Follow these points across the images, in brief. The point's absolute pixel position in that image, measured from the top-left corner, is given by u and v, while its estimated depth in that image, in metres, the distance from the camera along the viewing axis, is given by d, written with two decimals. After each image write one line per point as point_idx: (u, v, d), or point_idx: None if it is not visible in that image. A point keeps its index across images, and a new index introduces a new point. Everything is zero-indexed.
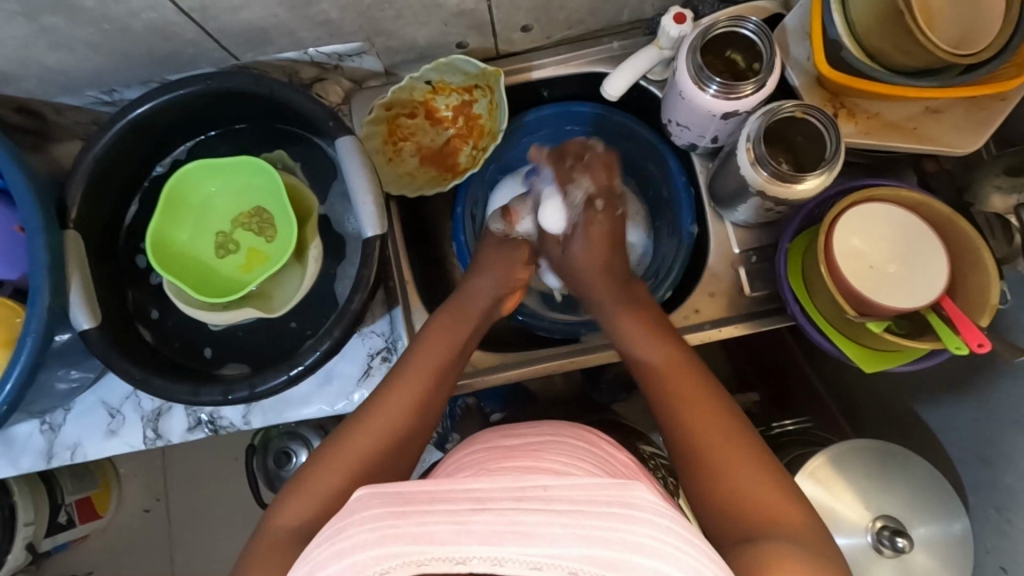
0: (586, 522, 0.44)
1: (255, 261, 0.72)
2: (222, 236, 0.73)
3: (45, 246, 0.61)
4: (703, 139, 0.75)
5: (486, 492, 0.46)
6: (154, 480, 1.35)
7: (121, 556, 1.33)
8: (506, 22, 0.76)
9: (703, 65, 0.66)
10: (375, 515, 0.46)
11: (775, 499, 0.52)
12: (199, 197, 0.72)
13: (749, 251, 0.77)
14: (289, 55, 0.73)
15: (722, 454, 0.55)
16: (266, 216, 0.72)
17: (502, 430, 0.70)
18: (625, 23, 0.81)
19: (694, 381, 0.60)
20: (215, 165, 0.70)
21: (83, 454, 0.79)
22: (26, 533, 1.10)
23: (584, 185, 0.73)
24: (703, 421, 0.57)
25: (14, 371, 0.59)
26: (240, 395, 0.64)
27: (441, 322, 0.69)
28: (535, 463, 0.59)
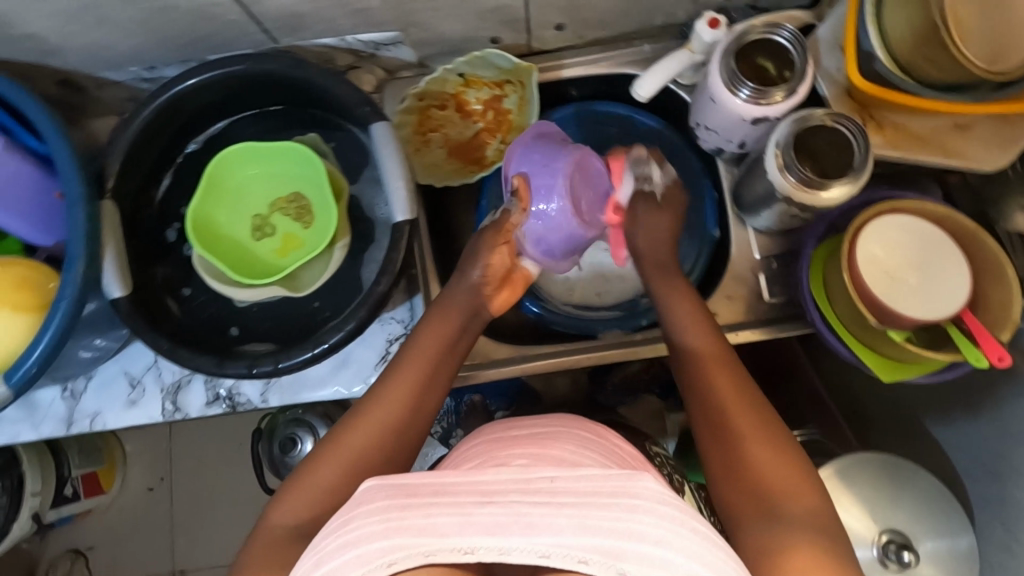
0: (590, 513, 0.44)
1: (291, 246, 0.74)
2: (259, 219, 0.74)
3: (84, 214, 0.62)
4: (730, 144, 0.76)
5: (492, 486, 0.47)
6: (158, 460, 1.37)
7: (123, 533, 1.35)
8: (539, 19, 0.77)
9: (735, 72, 0.67)
10: (383, 507, 0.46)
11: (802, 488, 0.53)
12: (241, 179, 0.74)
13: (769, 257, 0.79)
14: (326, 41, 0.75)
15: (756, 444, 0.56)
16: (304, 203, 0.73)
17: (505, 423, 0.71)
18: (656, 26, 0.82)
19: (729, 367, 0.61)
20: (259, 150, 0.72)
21: (102, 423, 0.81)
22: (33, 503, 1.12)
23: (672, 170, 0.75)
24: (740, 404, 0.58)
25: (44, 337, 0.60)
26: (265, 370, 0.65)
27: (433, 324, 0.66)
28: (546, 451, 0.61)
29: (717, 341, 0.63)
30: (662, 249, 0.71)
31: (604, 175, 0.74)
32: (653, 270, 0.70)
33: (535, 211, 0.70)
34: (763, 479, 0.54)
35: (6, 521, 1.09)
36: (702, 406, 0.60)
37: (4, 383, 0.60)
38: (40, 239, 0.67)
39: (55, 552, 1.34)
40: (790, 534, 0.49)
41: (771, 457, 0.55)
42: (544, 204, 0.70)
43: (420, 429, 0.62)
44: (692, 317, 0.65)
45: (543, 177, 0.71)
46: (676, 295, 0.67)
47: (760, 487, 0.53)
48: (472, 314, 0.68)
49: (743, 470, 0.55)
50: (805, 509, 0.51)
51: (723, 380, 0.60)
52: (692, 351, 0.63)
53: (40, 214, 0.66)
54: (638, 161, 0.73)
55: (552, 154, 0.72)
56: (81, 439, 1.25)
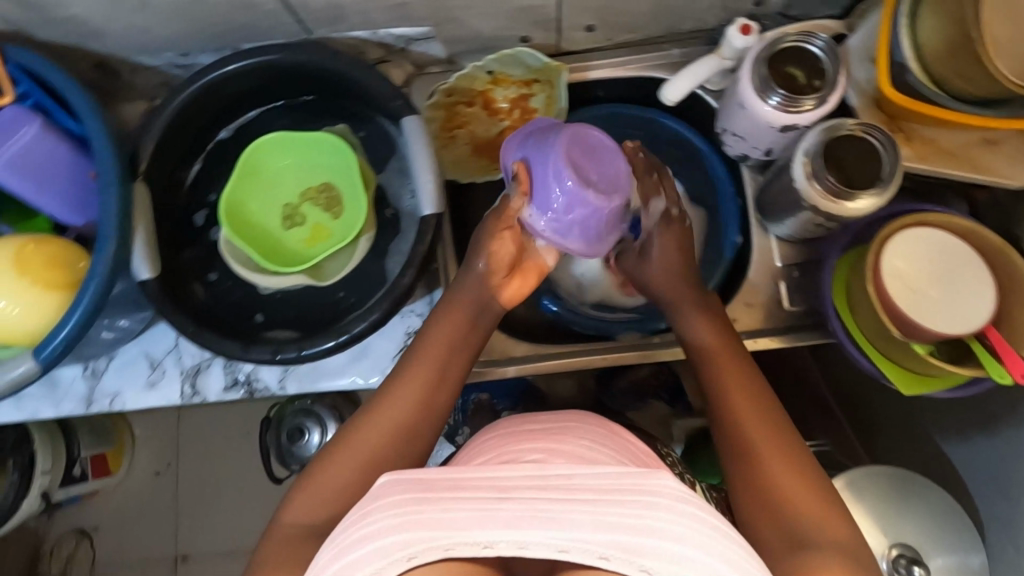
0: (608, 511, 0.44)
1: (319, 236, 0.74)
2: (289, 209, 0.75)
3: (117, 196, 0.63)
4: (756, 151, 0.76)
5: (511, 482, 0.47)
6: (166, 444, 1.38)
7: (129, 515, 1.36)
8: (571, 20, 0.77)
9: (766, 78, 0.67)
10: (399, 501, 0.47)
11: (826, 514, 0.54)
12: (274, 168, 0.75)
13: (791, 266, 0.79)
14: (359, 34, 0.75)
15: (777, 468, 0.56)
16: (334, 193, 0.75)
17: (522, 417, 0.72)
18: (686, 31, 0.82)
19: (753, 388, 0.62)
20: (294, 139, 0.73)
21: (121, 404, 0.81)
22: (42, 481, 1.14)
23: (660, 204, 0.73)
24: (762, 428, 0.59)
25: (73, 315, 0.61)
26: (288, 356, 0.66)
27: (445, 321, 0.66)
28: (562, 446, 0.61)
29: (741, 361, 0.64)
30: (680, 264, 0.71)
31: (609, 152, 0.69)
32: (675, 285, 0.70)
33: (537, 197, 0.66)
34: (786, 502, 0.55)
35: (15, 498, 1.10)
36: (722, 426, 0.61)
37: (34, 359, 0.61)
38: (70, 220, 0.67)
39: (61, 531, 1.35)
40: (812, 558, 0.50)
41: (793, 480, 0.56)
42: (545, 190, 0.66)
43: (432, 430, 0.62)
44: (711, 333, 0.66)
45: (539, 164, 0.67)
46: (698, 313, 0.68)
47: (781, 511, 0.54)
48: (482, 308, 0.66)
49: (765, 493, 0.56)
50: (827, 535, 0.52)
51: (746, 402, 0.61)
52: (716, 371, 0.63)
53: (75, 192, 0.66)
54: (648, 193, 0.73)
55: (545, 137, 0.68)
56: (92, 420, 1.27)
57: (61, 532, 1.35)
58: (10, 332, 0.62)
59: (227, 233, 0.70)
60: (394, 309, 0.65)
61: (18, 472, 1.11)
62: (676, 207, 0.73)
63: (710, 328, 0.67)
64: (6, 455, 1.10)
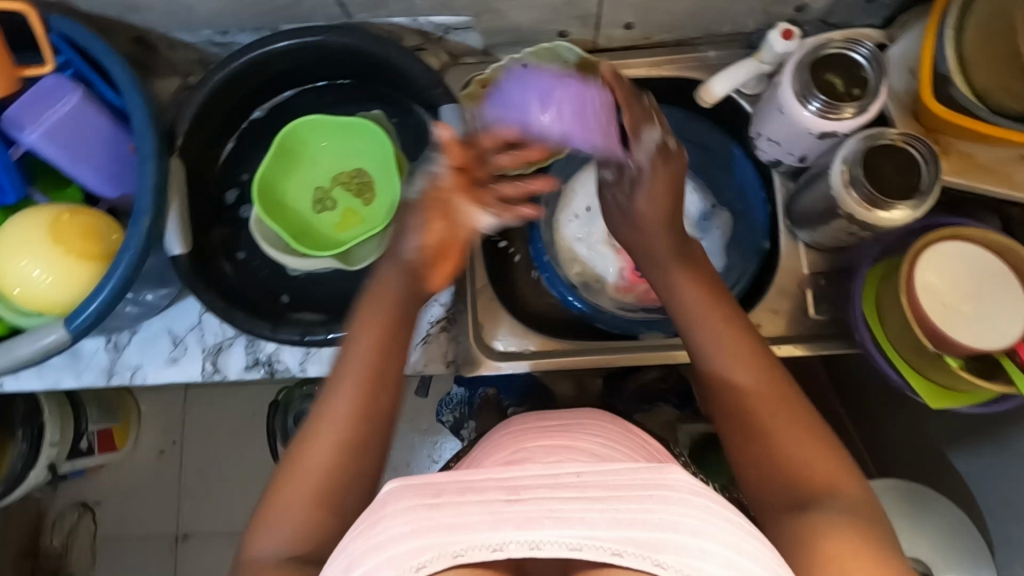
0: (621, 508, 0.44)
1: (351, 221, 0.74)
2: (321, 193, 0.75)
3: (153, 169, 0.63)
4: (791, 157, 0.76)
5: (521, 480, 0.46)
6: (171, 423, 1.38)
7: (131, 491, 1.36)
8: (610, 16, 0.77)
9: (807, 83, 0.67)
10: (411, 507, 0.45)
11: (836, 473, 0.53)
12: (305, 149, 0.75)
13: (818, 274, 0.79)
14: (399, 20, 0.75)
15: (781, 431, 0.56)
16: (366, 179, 0.75)
17: (533, 416, 0.74)
18: (724, 33, 0.82)
19: (749, 350, 0.60)
20: (333, 124, 0.73)
21: (142, 377, 0.82)
22: (49, 453, 1.15)
23: (651, 134, 0.64)
24: (761, 392, 0.58)
25: (103, 289, 0.61)
26: (316, 338, 0.66)
27: (370, 317, 0.59)
28: (574, 443, 0.62)
29: (741, 331, 0.61)
30: (668, 209, 0.65)
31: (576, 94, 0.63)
32: (661, 243, 0.66)
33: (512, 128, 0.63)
34: (801, 470, 0.54)
35: (22, 468, 1.11)
36: (719, 393, 0.60)
37: (65, 327, 0.61)
38: (104, 192, 0.67)
39: (64, 503, 1.36)
40: (834, 523, 0.49)
41: (808, 449, 0.55)
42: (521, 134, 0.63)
43: (384, 432, 0.57)
44: (698, 295, 0.63)
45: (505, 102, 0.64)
46: (684, 273, 0.64)
47: (797, 479, 0.54)
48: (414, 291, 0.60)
49: (776, 466, 0.55)
50: (845, 499, 0.51)
51: (748, 374, 0.59)
52: (708, 336, 0.61)
53: (111, 164, 0.66)
54: (638, 124, 0.64)
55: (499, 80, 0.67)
56: (100, 395, 1.27)
57: (64, 505, 1.36)
58: (41, 300, 0.62)
59: (257, 212, 0.70)
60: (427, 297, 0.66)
61: (27, 443, 1.12)
62: (672, 139, 0.66)
63: (697, 290, 0.63)
64: (16, 425, 1.12)
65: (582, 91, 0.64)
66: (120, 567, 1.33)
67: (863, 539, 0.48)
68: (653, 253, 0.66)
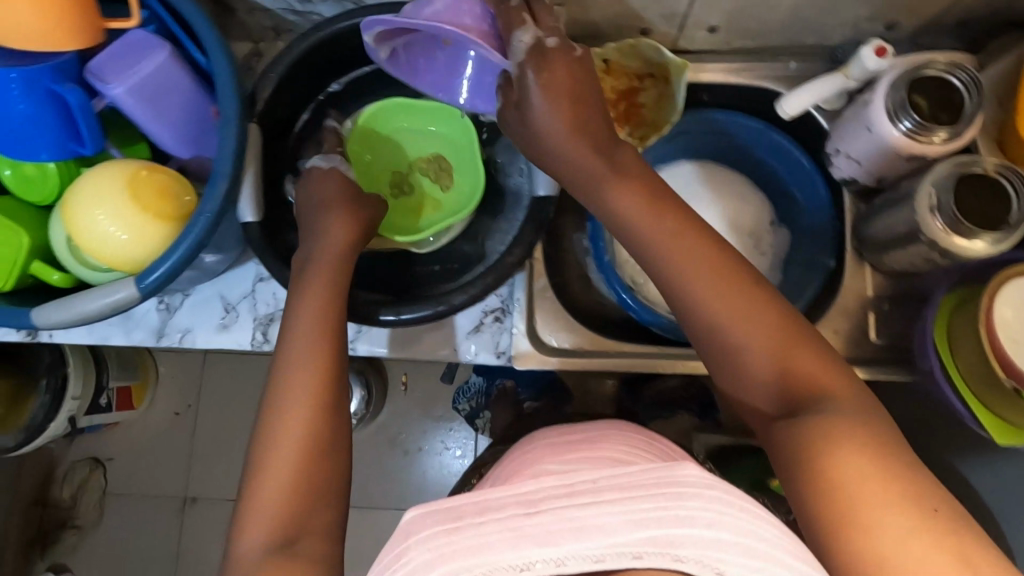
0: (637, 507, 0.42)
1: (426, 205, 0.77)
2: (398, 176, 0.78)
3: (234, 136, 0.62)
4: (868, 176, 0.75)
5: (536, 494, 0.45)
6: (189, 385, 1.38)
7: (143, 450, 1.36)
8: (698, 17, 0.76)
9: (902, 101, 0.66)
10: (430, 534, 0.44)
11: (832, 380, 0.52)
12: (389, 132, 0.79)
13: (882, 298, 0.78)
14: None
15: (766, 352, 0.53)
16: (444, 164, 0.78)
17: (561, 429, 0.73)
18: (807, 45, 0.81)
19: (717, 270, 0.55)
20: (414, 109, 0.78)
21: (191, 341, 0.81)
22: (70, 406, 1.11)
23: (527, 36, 0.59)
24: (736, 314, 0.54)
25: (168, 259, 0.61)
26: (385, 317, 0.65)
27: (313, 287, 0.61)
28: (598, 453, 0.62)
29: (714, 254, 0.56)
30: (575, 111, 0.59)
31: (447, 9, 0.60)
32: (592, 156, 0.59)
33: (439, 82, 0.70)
34: (804, 385, 0.52)
35: (42, 420, 1.07)
36: (694, 326, 0.56)
37: (137, 285, 0.60)
38: (177, 152, 0.67)
39: (75, 458, 1.36)
40: (846, 437, 0.48)
41: (806, 363, 0.53)
42: (451, 71, 0.69)
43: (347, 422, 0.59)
44: (655, 220, 0.57)
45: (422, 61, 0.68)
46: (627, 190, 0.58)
47: (799, 395, 0.52)
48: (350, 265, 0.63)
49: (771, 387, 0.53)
50: (850, 405, 0.50)
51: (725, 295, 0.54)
52: (674, 267, 0.55)
53: (188, 125, 0.66)
54: (510, 26, 0.59)
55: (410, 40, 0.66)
56: (122, 352, 1.27)
57: (74, 459, 1.36)
58: (112, 256, 0.62)
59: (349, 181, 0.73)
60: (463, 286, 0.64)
61: (48, 394, 1.08)
62: (548, 35, 0.59)
63: (649, 212, 0.57)
64: (40, 375, 1.08)
65: (455, 4, 0.60)
66: (130, 526, 1.33)
67: (875, 451, 0.47)
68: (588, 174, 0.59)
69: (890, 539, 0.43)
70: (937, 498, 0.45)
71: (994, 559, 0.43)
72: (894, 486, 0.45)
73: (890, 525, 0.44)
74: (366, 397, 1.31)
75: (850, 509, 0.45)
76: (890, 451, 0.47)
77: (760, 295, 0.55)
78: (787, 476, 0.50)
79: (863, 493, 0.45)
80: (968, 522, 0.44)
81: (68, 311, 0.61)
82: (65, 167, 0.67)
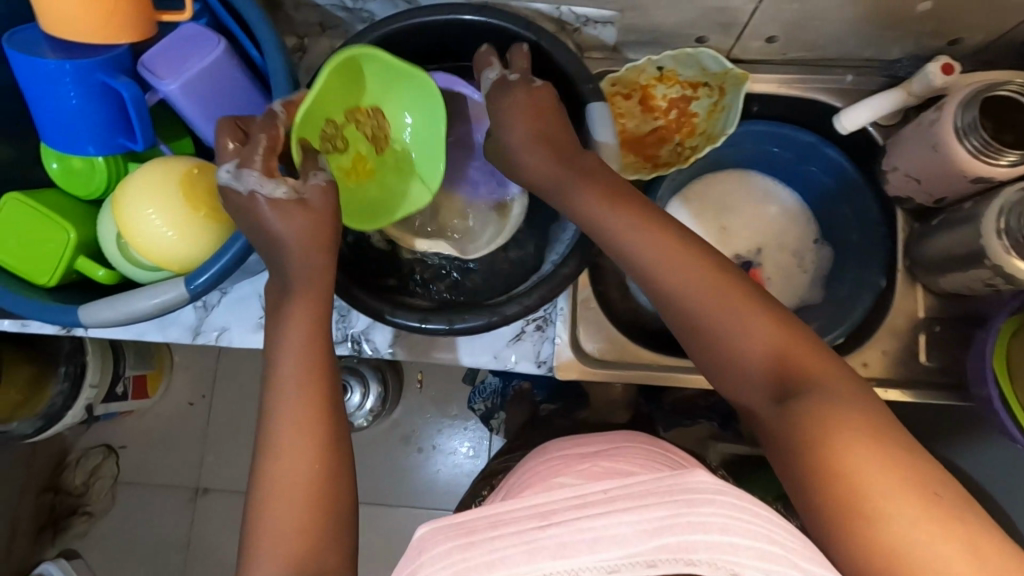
0: (650, 515, 0.40)
1: (361, 167, 0.70)
2: (330, 129, 0.66)
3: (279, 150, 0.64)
4: (924, 195, 0.73)
5: (550, 506, 0.44)
6: (203, 376, 1.33)
7: (156, 441, 1.32)
8: (756, 27, 0.73)
9: (975, 121, 0.64)
10: (444, 551, 0.43)
11: (820, 365, 0.51)
12: (342, 77, 0.64)
13: (933, 320, 0.76)
14: (539, 6, 0.71)
15: (748, 338, 0.53)
16: (382, 121, 0.69)
17: (572, 441, 0.70)
18: (865, 58, 0.78)
19: (694, 256, 0.56)
20: (393, 69, 0.65)
21: (228, 340, 0.80)
22: (88, 395, 1.07)
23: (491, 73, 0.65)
24: (717, 298, 0.54)
25: (214, 264, 0.59)
26: (438, 327, 0.64)
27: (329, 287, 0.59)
28: (612, 465, 0.58)
29: (694, 244, 0.57)
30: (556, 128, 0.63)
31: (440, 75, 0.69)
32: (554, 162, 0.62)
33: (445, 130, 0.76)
34: (799, 376, 0.51)
35: (60, 408, 1.04)
36: (678, 315, 0.56)
37: (187, 286, 0.59)
38: None
39: (86, 446, 1.31)
40: (844, 426, 0.47)
41: (792, 347, 0.52)
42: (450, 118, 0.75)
43: None
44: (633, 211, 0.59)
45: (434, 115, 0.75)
46: (587, 184, 0.60)
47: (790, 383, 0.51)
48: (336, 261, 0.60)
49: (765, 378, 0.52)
50: (839, 389, 0.50)
51: (717, 289, 0.55)
52: (654, 254, 0.56)
53: None
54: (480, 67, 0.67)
55: None
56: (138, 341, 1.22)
57: (86, 448, 1.31)
58: (161, 256, 0.61)
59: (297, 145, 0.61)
60: (517, 303, 0.63)
61: (67, 380, 1.05)
62: (513, 71, 0.64)
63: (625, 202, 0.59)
64: (59, 361, 1.05)
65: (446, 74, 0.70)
66: (141, 517, 1.30)
67: (872, 437, 0.46)
68: (553, 180, 0.62)
69: (893, 528, 0.43)
70: (935, 482, 0.44)
71: (998, 542, 0.42)
72: (894, 471, 0.44)
73: (893, 510, 0.43)
74: (382, 394, 1.28)
75: (855, 496, 0.44)
76: (882, 434, 0.47)
77: (744, 284, 0.55)
78: (784, 466, 0.49)
79: (863, 480, 0.44)
80: (969, 504, 0.44)
81: (117, 310, 0.61)
82: (111, 161, 0.66)
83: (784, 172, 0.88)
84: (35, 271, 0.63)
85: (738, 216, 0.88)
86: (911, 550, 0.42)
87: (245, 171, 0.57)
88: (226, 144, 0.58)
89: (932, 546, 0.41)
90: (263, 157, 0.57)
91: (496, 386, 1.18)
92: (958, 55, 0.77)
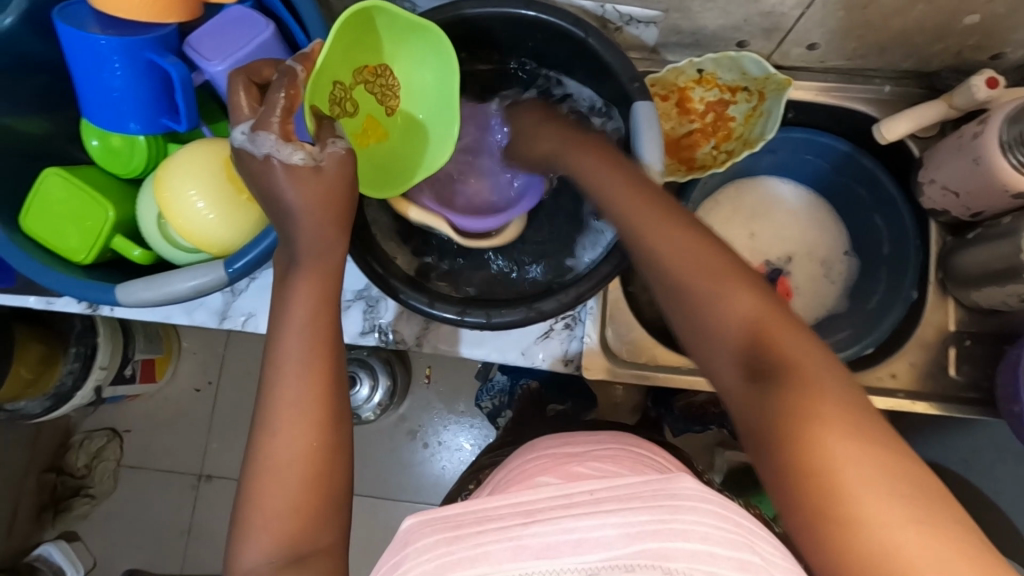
0: (633, 519, 0.39)
1: (372, 130, 0.70)
2: (339, 90, 0.65)
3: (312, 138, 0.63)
4: (962, 210, 0.73)
5: (535, 505, 0.42)
6: (212, 361, 1.32)
7: (160, 425, 1.31)
8: (801, 33, 0.72)
9: (1021, 135, 0.64)
10: (429, 544, 0.41)
11: (797, 345, 0.44)
12: (349, 33, 0.62)
13: (964, 333, 0.76)
14: (584, 4, 0.70)
15: (726, 306, 0.46)
16: (391, 81, 0.69)
17: (562, 438, 0.66)
18: (904, 69, 0.78)
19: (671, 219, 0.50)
20: (398, 22, 0.63)
21: (255, 326, 0.79)
22: (98, 376, 1.06)
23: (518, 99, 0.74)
24: (693, 261, 0.48)
25: (250, 252, 0.59)
26: (476, 320, 0.63)
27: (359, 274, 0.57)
28: (609, 467, 0.54)
29: (676, 212, 0.51)
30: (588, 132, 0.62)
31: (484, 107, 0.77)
32: (572, 149, 0.60)
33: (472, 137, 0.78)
34: (774, 356, 0.44)
35: (70, 386, 1.03)
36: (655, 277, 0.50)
37: (225, 270, 0.59)
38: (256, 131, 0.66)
39: (91, 428, 1.30)
40: (806, 405, 0.41)
41: (771, 322, 0.45)
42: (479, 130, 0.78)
43: None
44: (618, 180, 0.54)
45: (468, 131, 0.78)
46: (598, 162, 0.57)
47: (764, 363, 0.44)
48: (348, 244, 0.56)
49: (741, 353, 0.45)
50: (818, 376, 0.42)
51: (684, 250, 0.48)
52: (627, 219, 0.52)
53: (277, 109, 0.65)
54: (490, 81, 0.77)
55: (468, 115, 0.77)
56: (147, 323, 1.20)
57: (90, 430, 1.30)
58: (198, 239, 0.61)
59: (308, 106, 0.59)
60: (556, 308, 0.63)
61: (77, 362, 1.04)
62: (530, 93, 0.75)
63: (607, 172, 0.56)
64: (71, 341, 1.04)
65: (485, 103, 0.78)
66: (144, 502, 1.29)
67: (838, 423, 0.40)
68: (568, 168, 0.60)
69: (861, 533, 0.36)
70: (905, 482, 0.37)
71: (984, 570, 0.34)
72: (871, 472, 0.37)
73: (856, 508, 0.37)
74: (391, 388, 1.26)
75: (820, 488, 0.38)
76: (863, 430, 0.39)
77: (728, 254, 0.48)
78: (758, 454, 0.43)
79: (826, 474, 0.38)
80: (952, 512, 0.36)
81: (152, 290, 0.60)
82: (152, 142, 0.66)
83: (818, 180, 0.89)
84: (71, 249, 0.62)
85: (771, 223, 0.90)
86: (868, 556, 0.36)
87: (262, 133, 0.53)
88: (242, 104, 0.55)
89: (893, 552, 0.35)
90: (281, 119, 0.53)
91: (503, 384, 1.18)
92: (1000, 70, 0.77)
